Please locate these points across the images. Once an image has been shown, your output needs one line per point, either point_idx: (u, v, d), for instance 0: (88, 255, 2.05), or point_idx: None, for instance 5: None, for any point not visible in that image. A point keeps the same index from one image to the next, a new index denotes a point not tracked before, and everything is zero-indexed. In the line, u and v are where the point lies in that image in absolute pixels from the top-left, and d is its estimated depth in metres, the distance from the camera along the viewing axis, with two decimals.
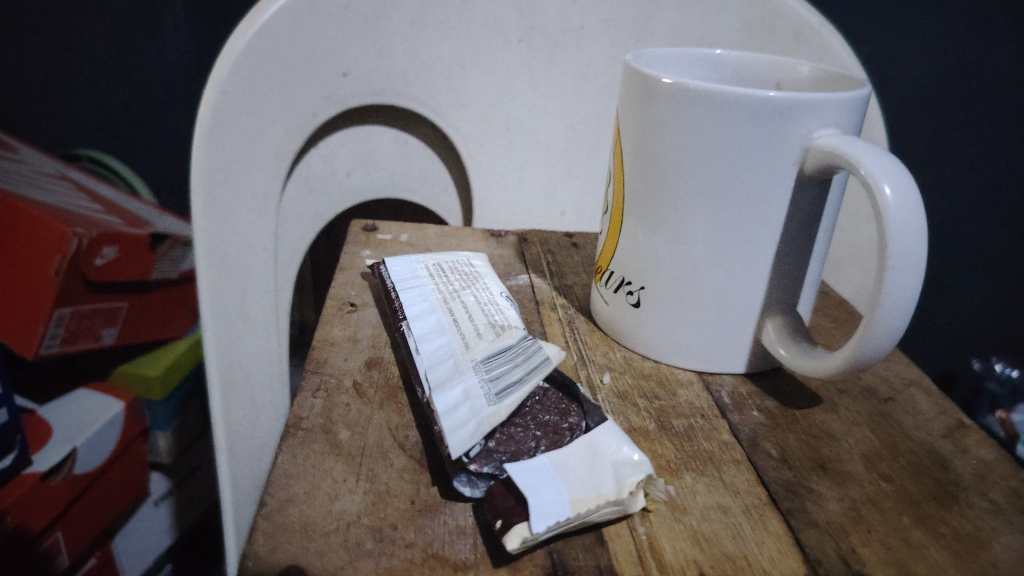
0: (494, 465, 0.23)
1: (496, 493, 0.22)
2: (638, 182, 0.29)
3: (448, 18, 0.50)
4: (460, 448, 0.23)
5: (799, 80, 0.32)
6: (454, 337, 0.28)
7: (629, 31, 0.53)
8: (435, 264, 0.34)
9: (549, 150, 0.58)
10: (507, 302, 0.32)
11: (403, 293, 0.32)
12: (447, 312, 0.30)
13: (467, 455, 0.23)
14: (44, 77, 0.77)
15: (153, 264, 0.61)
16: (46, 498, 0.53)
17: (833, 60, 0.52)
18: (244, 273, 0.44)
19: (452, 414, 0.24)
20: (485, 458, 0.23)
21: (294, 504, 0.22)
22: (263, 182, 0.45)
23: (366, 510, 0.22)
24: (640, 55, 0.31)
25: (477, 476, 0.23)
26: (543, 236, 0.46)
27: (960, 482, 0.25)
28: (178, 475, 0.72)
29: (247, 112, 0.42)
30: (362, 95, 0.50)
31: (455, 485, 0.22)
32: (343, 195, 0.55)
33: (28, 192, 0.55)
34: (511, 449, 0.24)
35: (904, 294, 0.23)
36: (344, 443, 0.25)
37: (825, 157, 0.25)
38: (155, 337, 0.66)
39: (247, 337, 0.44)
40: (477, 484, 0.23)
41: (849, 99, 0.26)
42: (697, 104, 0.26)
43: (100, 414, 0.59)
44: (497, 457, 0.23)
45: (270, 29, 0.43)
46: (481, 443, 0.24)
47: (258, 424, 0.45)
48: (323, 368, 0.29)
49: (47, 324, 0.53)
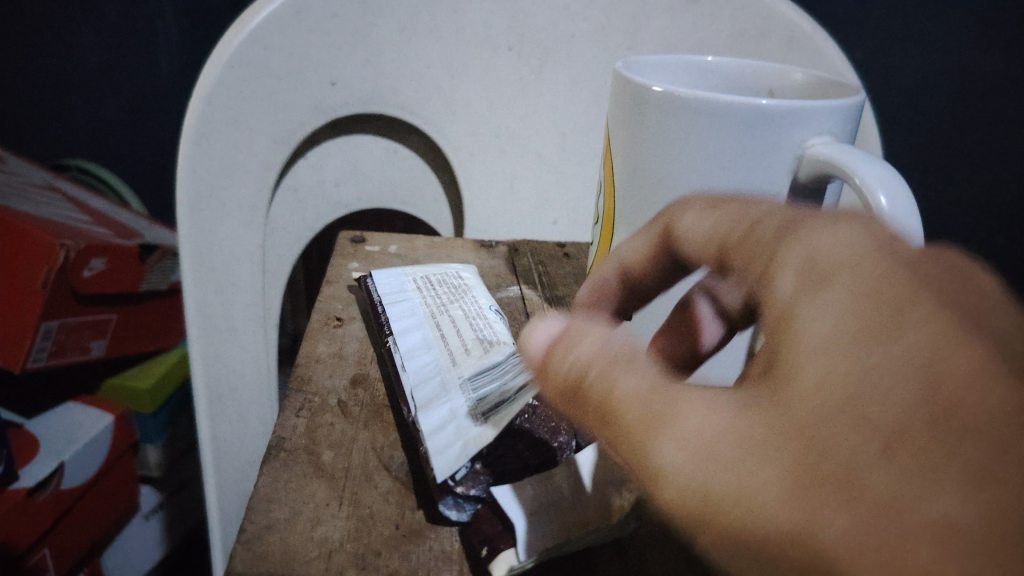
0: (481, 486, 0.22)
1: (484, 518, 0.21)
2: (630, 194, 0.29)
3: (438, 26, 0.50)
4: (446, 471, 0.22)
5: (792, 87, 0.32)
6: (441, 354, 0.28)
7: (621, 38, 0.52)
8: (423, 277, 0.34)
9: (541, 159, 0.57)
10: (496, 315, 0.32)
11: (390, 306, 0.31)
12: (434, 327, 0.30)
13: (453, 477, 0.22)
14: (44, 75, 0.80)
15: (142, 276, 0.61)
16: (33, 514, 0.52)
17: (824, 66, 0.52)
18: (230, 286, 0.43)
19: (437, 434, 0.24)
20: (473, 480, 0.22)
21: (274, 531, 0.21)
22: (251, 194, 0.44)
23: (349, 536, 0.21)
24: (630, 63, 0.31)
25: (464, 499, 0.22)
26: (534, 246, 0.45)
27: None
28: (168, 489, 0.72)
29: (233, 123, 0.41)
30: (350, 105, 0.49)
31: (442, 510, 0.22)
32: (332, 206, 0.54)
33: (17, 204, 0.54)
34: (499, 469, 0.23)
35: None
36: (327, 464, 0.24)
37: (817, 167, 0.25)
38: (143, 349, 0.65)
39: (235, 352, 0.43)
40: (464, 509, 0.22)
41: (844, 107, 0.25)
42: (690, 113, 0.25)
43: (88, 429, 0.58)
44: (484, 479, 0.22)
45: (254, 38, 0.42)
46: (469, 464, 0.23)
47: (246, 438, 0.44)
48: (307, 387, 0.28)
49: (34, 338, 0.52)
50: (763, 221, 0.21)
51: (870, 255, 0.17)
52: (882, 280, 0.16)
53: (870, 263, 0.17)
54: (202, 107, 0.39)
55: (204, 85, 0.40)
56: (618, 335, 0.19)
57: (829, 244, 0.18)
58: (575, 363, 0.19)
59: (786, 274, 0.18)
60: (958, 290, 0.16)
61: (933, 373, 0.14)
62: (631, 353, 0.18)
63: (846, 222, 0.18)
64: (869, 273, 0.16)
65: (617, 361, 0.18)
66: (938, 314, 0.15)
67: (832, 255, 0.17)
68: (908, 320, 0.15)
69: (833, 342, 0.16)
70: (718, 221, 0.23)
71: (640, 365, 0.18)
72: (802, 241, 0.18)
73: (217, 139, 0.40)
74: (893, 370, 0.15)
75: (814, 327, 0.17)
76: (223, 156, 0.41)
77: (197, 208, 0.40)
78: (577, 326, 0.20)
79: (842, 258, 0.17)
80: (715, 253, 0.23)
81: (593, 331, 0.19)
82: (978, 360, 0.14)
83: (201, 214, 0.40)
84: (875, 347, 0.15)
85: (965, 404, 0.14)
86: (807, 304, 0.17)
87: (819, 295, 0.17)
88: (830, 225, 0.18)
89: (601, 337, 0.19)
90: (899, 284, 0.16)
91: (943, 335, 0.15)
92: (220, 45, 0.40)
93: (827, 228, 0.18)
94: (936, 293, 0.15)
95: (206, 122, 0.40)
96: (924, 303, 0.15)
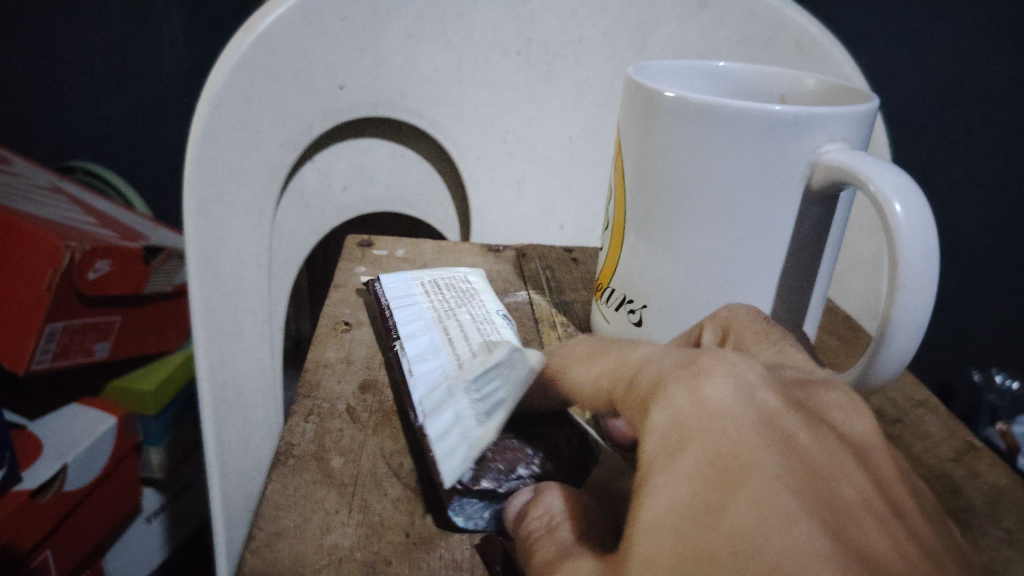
0: (491, 476, 0.22)
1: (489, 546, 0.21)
2: (640, 201, 0.28)
3: (445, 30, 0.50)
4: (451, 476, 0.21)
5: (803, 93, 0.32)
6: (447, 356, 0.27)
7: (629, 43, 0.52)
8: (431, 280, 0.34)
9: (547, 164, 0.57)
10: (504, 320, 0.31)
11: (398, 312, 0.31)
12: (442, 330, 0.29)
13: (461, 480, 0.22)
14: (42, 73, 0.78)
15: (146, 277, 0.61)
16: (35, 516, 0.51)
17: (833, 71, 0.52)
18: (237, 289, 0.43)
19: (442, 440, 0.23)
20: (486, 472, 0.22)
21: (284, 538, 0.21)
22: (257, 198, 0.44)
23: (358, 543, 0.21)
24: (643, 68, 0.31)
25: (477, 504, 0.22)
26: (542, 251, 0.45)
27: (973, 508, 0.25)
28: (170, 491, 0.72)
29: (240, 125, 0.41)
30: (357, 109, 0.49)
31: (453, 514, 0.22)
32: (338, 209, 0.54)
33: (21, 205, 0.54)
34: (509, 464, 0.23)
35: (912, 318, 0.22)
36: (337, 471, 0.24)
37: (833, 175, 0.24)
38: (149, 351, 0.66)
39: (242, 356, 0.43)
40: (475, 514, 0.22)
41: (859, 113, 0.25)
42: (700, 120, 0.25)
43: (91, 430, 0.58)
44: (498, 473, 0.22)
45: (263, 40, 0.42)
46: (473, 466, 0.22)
47: (250, 443, 0.44)
48: (315, 392, 0.28)
49: (38, 340, 0.52)
50: (646, 369, 0.20)
51: (725, 418, 0.17)
52: (729, 446, 0.16)
53: (722, 427, 0.17)
54: (210, 109, 0.39)
55: (212, 87, 0.40)
56: (556, 504, 0.20)
57: (688, 406, 0.18)
58: (523, 532, 0.20)
59: (650, 428, 0.18)
60: (798, 456, 0.17)
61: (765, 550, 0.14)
62: (567, 522, 0.20)
63: (709, 376, 0.18)
64: (721, 440, 0.17)
65: (548, 530, 0.19)
66: (774, 485, 0.15)
67: (691, 420, 0.17)
68: (746, 491, 0.15)
69: (674, 512, 0.16)
70: (602, 370, 0.22)
71: (561, 532, 0.19)
72: (669, 396, 0.18)
73: (224, 142, 0.40)
74: (720, 541, 0.15)
75: (659, 493, 0.16)
76: (229, 158, 0.41)
77: (204, 211, 0.40)
78: (537, 491, 0.21)
79: (697, 422, 0.17)
80: (606, 400, 0.22)
81: (542, 497, 0.21)
82: (808, 539, 0.14)
83: (208, 216, 0.40)
84: (707, 519, 0.15)
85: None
86: (659, 467, 0.17)
87: (670, 457, 0.17)
88: (694, 382, 0.18)
89: (542, 511, 0.20)
90: (739, 453, 0.16)
91: (777, 511, 0.15)
92: (228, 47, 0.40)
93: (691, 384, 0.18)
94: (776, 461, 0.16)
95: (213, 124, 0.40)
96: (760, 473, 0.16)
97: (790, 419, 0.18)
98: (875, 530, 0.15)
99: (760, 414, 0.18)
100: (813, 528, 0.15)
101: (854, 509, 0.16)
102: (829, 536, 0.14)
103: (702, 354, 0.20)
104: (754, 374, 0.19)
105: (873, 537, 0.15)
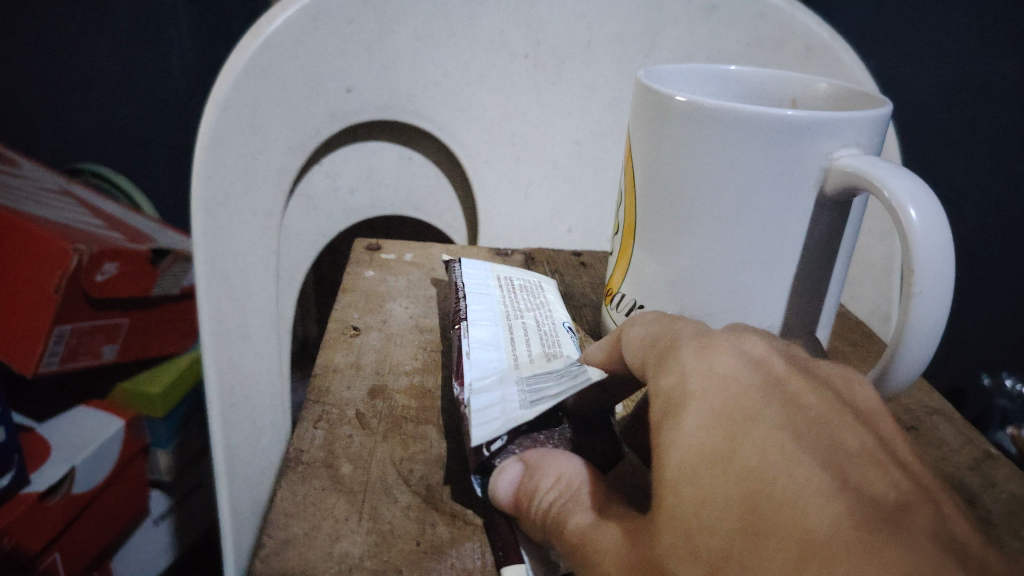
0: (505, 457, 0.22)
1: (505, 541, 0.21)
2: (649, 203, 0.28)
3: (454, 34, 0.49)
4: (481, 438, 0.21)
5: (815, 97, 0.31)
6: (507, 355, 0.27)
7: (638, 46, 0.52)
8: (507, 281, 0.35)
9: (556, 167, 0.57)
10: (567, 332, 0.31)
11: (473, 297, 0.32)
12: (507, 328, 0.30)
13: (488, 445, 0.21)
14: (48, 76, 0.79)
15: (155, 279, 0.61)
16: (44, 519, 0.51)
17: (843, 74, 0.52)
18: (245, 292, 0.43)
19: (484, 411, 0.23)
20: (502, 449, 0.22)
21: (293, 546, 0.21)
22: (265, 201, 0.44)
23: (369, 552, 0.21)
24: (653, 71, 0.30)
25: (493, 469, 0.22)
26: (551, 255, 0.45)
27: (990, 519, 0.25)
28: (178, 493, 0.72)
29: (249, 128, 0.41)
30: (365, 112, 0.49)
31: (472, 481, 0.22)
32: (347, 212, 0.54)
33: (29, 208, 0.54)
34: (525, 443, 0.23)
35: (927, 325, 0.22)
36: (346, 478, 0.24)
37: (846, 179, 0.24)
38: (157, 353, 0.66)
39: (250, 359, 0.43)
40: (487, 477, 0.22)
41: (872, 117, 0.25)
42: (714, 121, 0.25)
43: (99, 433, 0.58)
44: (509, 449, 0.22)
45: (271, 44, 0.42)
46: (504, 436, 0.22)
47: (258, 447, 0.44)
48: (325, 398, 0.28)
49: (48, 342, 0.52)
50: (670, 341, 0.21)
51: (729, 383, 0.18)
52: (731, 404, 0.17)
53: (724, 388, 0.18)
54: (218, 112, 0.39)
55: (220, 91, 0.39)
56: (565, 471, 0.21)
57: (694, 373, 0.19)
58: (538, 509, 0.20)
59: (661, 396, 0.19)
60: (798, 409, 0.17)
61: (766, 492, 0.15)
62: (586, 488, 0.20)
63: (717, 350, 0.19)
64: (725, 400, 0.17)
65: (570, 499, 0.20)
66: (772, 433, 0.16)
67: (695, 385, 0.18)
68: (749, 441, 0.16)
69: (689, 466, 0.17)
70: (645, 333, 0.23)
71: (584, 499, 0.20)
72: (679, 363, 0.19)
73: (232, 145, 0.40)
74: (730, 487, 0.16)
75: (671, 450, 0.17)
76: (238, 162, 0.41)
77: (211, 215, 0.39)
78: (537, 461, 0.21)
79: (699, 384, 0.18)
80: (640, 365, 0.22)
81: (544, 465, 0.21)
82: (809, 477, 0.15)
83: (216, 220, 0.39)
84: (717, 470, 0.16)
85: (805, 521, 0.14)
86: (668, 429, 0.18)
87: (676, 418, 0.18)
88: (703, 352, 0.19)
89: (552, 480, 0.20)
90: (741, 409, 0.17)
91: (778, 455, 0.16)
92: (236, 50, 0.40)
93: (699, 352, 0.19)
94: (775, 413, 0.17)
95: (222, 127, 0.39)
96: (760, 424, 0.17)
97: (794, 383, 0.19)
98: (871, 470, 0.15)
99: (765, 379, 0.18)
100: (812, 466, 0.15)
101: (857, 451, 0.16)
102: (829, 475, 0.15)
103: (714, 330, 0.21)
104: (758, 346, 0.20)
105: (872, 475, 0.15)
